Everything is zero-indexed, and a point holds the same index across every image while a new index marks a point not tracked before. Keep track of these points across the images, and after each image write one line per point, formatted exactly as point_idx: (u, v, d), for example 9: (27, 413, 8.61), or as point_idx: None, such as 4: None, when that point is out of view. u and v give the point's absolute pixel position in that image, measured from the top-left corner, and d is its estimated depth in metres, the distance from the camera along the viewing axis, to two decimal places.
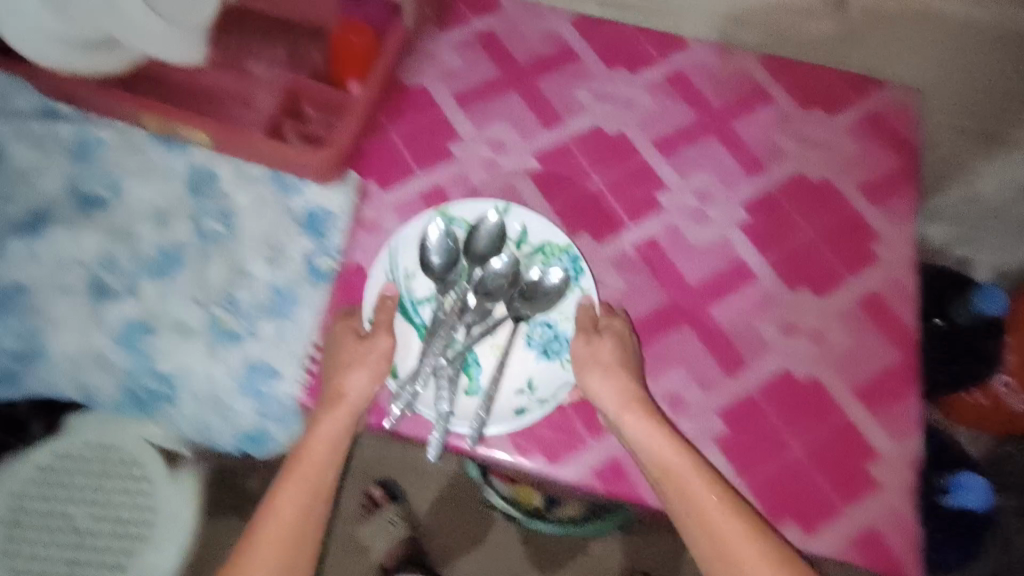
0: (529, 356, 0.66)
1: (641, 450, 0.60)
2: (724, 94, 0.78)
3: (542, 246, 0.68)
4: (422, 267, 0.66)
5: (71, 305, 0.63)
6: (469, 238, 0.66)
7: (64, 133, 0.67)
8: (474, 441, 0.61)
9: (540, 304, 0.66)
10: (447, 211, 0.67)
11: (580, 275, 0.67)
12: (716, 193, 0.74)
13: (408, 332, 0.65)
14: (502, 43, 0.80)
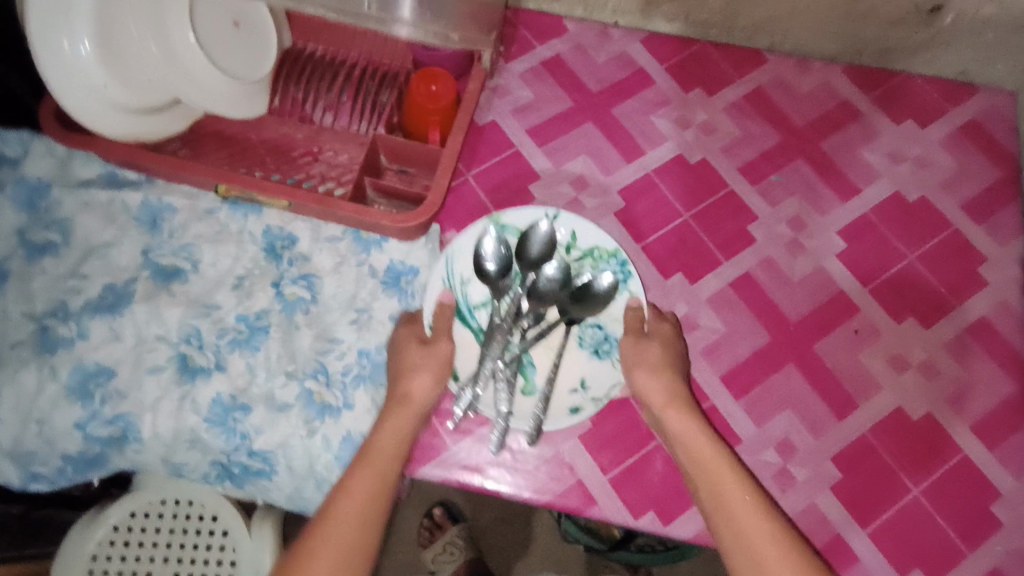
0: (581, 357, 0.63)
1: (680, 452, 0.56)
2: (808, 114, 0.75)
3: (592, 250, 0.64)
4: (478, 273, 0.63)
5: (158, 386, 0.60)
6: (525, 243, 0.63)
7: (133, 202, 0.65)
8: (533, 439, 0.59)
9: (593, 307, 0.62)
10: (500, 218, 0.64)
11: (629, 277, 0.64)
12: (809, 221, 0.70)
13: (467, 338, 0.62)
14: (571, 70, 0.77)
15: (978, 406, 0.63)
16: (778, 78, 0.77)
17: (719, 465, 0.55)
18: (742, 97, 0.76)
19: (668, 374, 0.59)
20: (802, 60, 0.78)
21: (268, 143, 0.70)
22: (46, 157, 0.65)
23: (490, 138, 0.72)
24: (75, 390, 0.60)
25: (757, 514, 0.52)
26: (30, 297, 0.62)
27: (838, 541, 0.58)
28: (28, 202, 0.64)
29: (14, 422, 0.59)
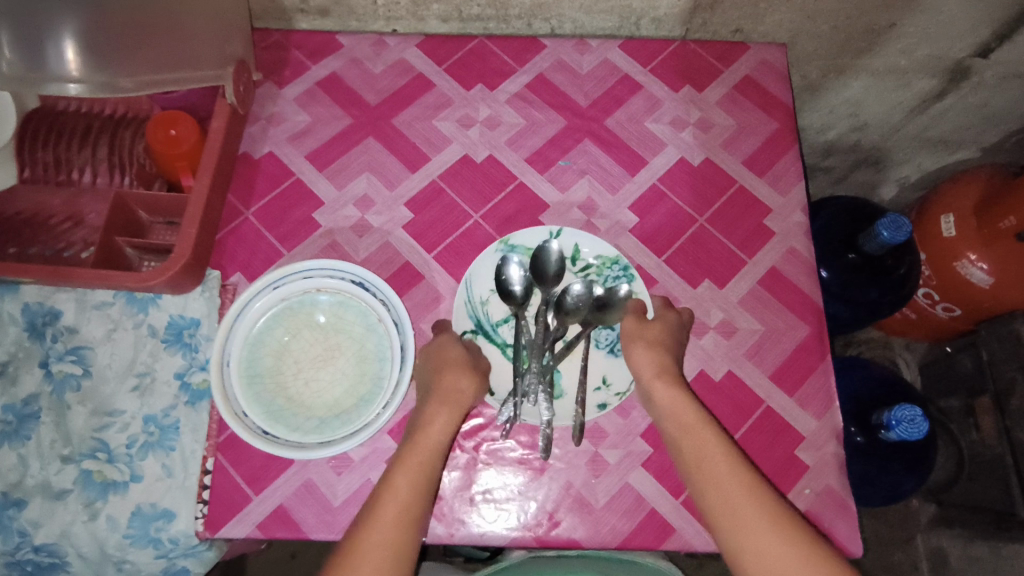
0: (599, 357, 0.62)
1: (667, 422, 0.55)
2: (590, 93, 0.75)
3: (596, 259, 0.63)
4: (500, 295, 0.62)
5: None
6: (539, 263, 0.62)
7: None
8: (578, 437, 0.59)
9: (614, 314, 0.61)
10: (508, 239, 0.63)
11: (632, 279, 0.62)
12: (601, 201, 0.70)
13: (496, 357, 0.61)
14: (348, 87, 0.75)
15: (775, 356, 0.63)
16: (559, 62, 0.76)
17: (701, 437, 0.53)
18: (524, 86, 0.75)
19: (664, 354, 0.58)
20: (580, 39, 0.78)
21: (20, 216, 0.65)
22: None
23: (268, 172, 0.70)
24: None
25: (738, 484, 0.50)
26: None
27: (651, 516, 0.58)
28: None
29: None
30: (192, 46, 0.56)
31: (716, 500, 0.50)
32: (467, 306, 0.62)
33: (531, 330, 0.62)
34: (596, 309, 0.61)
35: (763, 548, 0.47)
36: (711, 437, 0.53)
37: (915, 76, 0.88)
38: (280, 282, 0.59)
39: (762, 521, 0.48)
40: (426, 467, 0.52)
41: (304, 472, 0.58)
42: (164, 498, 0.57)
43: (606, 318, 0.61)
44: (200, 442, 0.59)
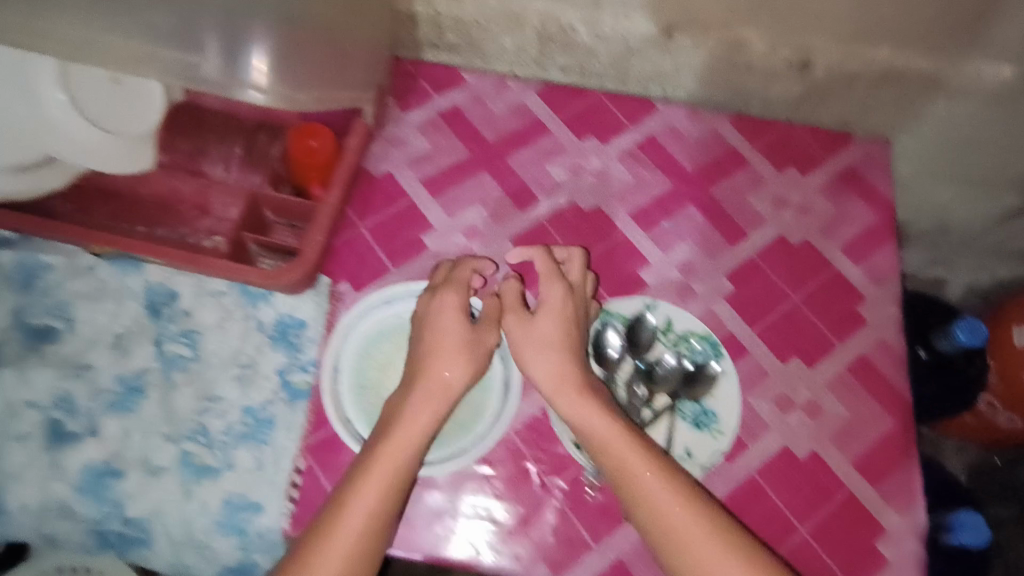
0: (681, 428, 0.62)
1: (586, 436, 0.57)
2: (697, 161, 0.78)
3: (687, 334, 0.65)
4: (596, 358, 0.64)
5: (25, 455, 0.58)
6: (636, 334, 0.64)
7: (5, 261, 0.63)
8: None
9: (701, 390, 0.63)
10: (607, 306, 0.65)
11: (720, 357, 0.64)
12: (699, 266, 0.72)
13: None
14: (468, 120, 0.78)
15: (860, 443, 0.64)
16: (669, 127, 0.79)
17: (614, 441, 0.55)
18: (635, 145, 0.78)
19: (558, 359, 0.59)
20: (692, 109, 0.81)
21: (150, 199, 0.69)
22: None
23: (382, 188, 0.73)
24: None
25: (674, 501, 0.53)
26: None
27: None
28: None
29: None
30: (347, 67, 0.61)
31: (648, 518, 0.53)
32: None
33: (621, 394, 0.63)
34: (686, 382, 0.63)
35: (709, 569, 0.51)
36: (636, 450, 0.55)
37: (1006, 190, 0.90)
38: (394, 298, 0.65)
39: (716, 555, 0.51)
40: (387, 469, 0.54)
41: None
42: (254, 491, 0.58)
43: (695, 393, 0.63)
44: (294, 441, 0.60)
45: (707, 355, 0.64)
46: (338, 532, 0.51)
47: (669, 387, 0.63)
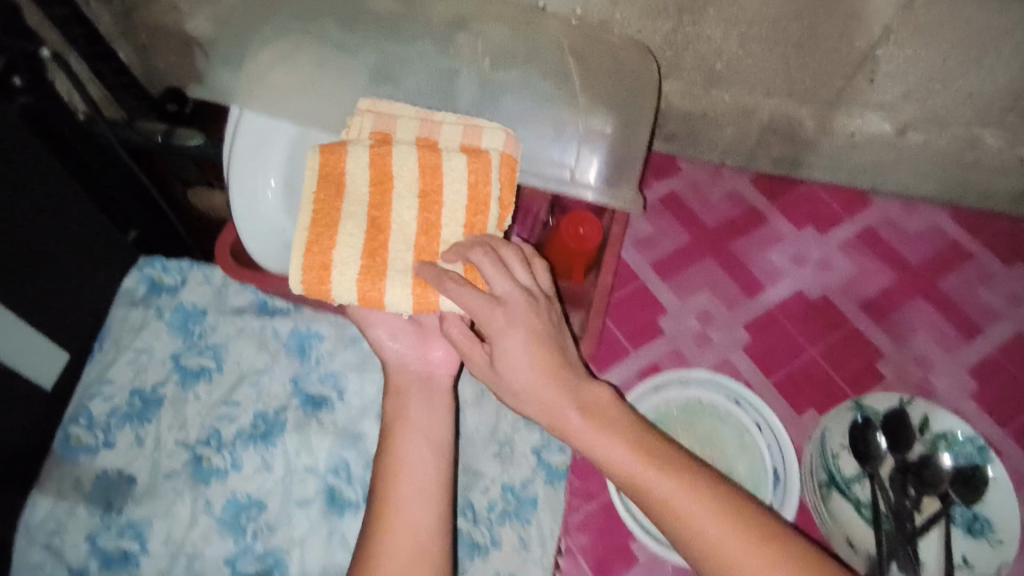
0: (954, 533, 0.59)
1: (703, 564, 0.44)
2: (920, 252, 0.78)
3: (947, 432, 0.62)
4: (856, 452, 0.63)
5: (307, 520, 0.59)
6: (897, 431, 0.63)
7: (282, 329, 0.68)
8: None
9: (976, 493, 0.59)
10: (858, 399, 0.64)
11: (988, 460, 0.60)
12: (937, 360, 0.71)
13: (850, 515, 0.60)
14: (687, 206, 0.81)
15: None
16: (886, 218, 0.80)
17: None
18: (855, 236, 0.79)
19: (624, 451, 0.47)
20: (906, 200, 0.82)
21: None
22: (203, 285, 0.69)
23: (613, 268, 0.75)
24: (228, 523, 0.59)
25: None
26: (183, 424, 0.62)
27: None
28: (182, 327, 0.67)
29: (164, 557, 0.57)
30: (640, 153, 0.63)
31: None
32: (820, 456, 0.62)
33: (891, 494, 0.61)
34: (959, 484, 0.60)
35: None
36: (760, 546, 0.43)
37: None
38: (660, 384, 0.62)
39: None
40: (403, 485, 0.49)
41: None
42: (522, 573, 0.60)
43: (969, 497, 0.60)
44: (554, 521, 0.62)
45: (974, 458, 0.60)
46: (399, 488, 0.49)
47: (936, 490, 0.61)
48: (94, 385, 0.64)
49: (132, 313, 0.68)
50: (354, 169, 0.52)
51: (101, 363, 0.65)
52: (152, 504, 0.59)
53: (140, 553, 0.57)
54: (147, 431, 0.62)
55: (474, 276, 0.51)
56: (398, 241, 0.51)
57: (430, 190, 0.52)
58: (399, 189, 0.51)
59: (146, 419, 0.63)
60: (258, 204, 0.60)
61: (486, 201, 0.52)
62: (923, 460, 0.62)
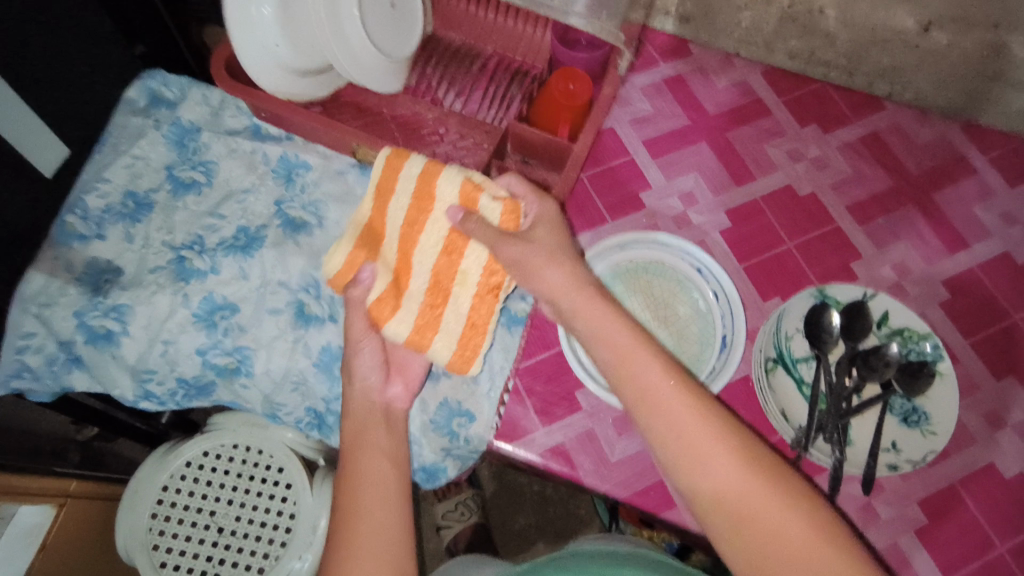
0: (888, 420, 0.61)
1: (649, 423, 0.50)
2: (922, 163, 0.75)
3: (904, 329, 0.63)
4: (809, 334, 0.63)
5: (276, 326, 0.63)
6: (854, 319, 0.63)
7: (272, 155, 0.70)
8: (867, 486, 0.59)
9: (918, 384, 0.60)
10: (824, 288, 0.65)
11: (937, 359, 0.61)
12: (914, 267, 0.71)
13: (789, 389, 0.63)
14: (691, 90, 0.79)
15: None
16: (896, 125, 0.77)
17: (720, 449, 0.48)
18: (858, 138, 0.77)
19: (608, 317, 0.54)
20: (921, 110, 0.78)
21: (399, 119, 0.75)
22: (200, 106, 0.72)
23: (604, 141, 0.75)
24: (202, 318, 0.63)
25: (727, 445, 0.48)
26: (171, 228, 0.66)
27: None
28: (179, 141, 0.70)
29: (142, 340, 0.62)
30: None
31: (762, 535, 0.45)
32: (774, 335, 0.63)
33: (834, 376, 0.63)
34: (904, 375, 0.61)
35: (721, 483, 0.47)
36: (706, 418, 0.49)
37: None
38: (626, 244, 0.66)
39: (713, 442, 0.48)
40: (373, 465, 0.55)
41: (587, 422, 0.62)
42: (472, 403, 0.66)
43: (912, 387, 0.60)
44: (507, 361, 0.66)
45: (923, 355, 0.61)
46: (364, 485, 0.53)
47: (880, 379, 0.62)
48: (92, 182, 0.68)
49: (132, 121, 0.70)
50: (405, 179, 0.60)
51: (100, 162, 0.69)
52: (135, 292, 0.63)
53: (122, 334, 0.62)
54: (137, 230, 0.66)
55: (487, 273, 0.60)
56: (413, 288, 0.62)
57: (439, 275, 0.61)
58: (424, 246, 0.61)
59: (138, 219, 0.66)
60: (253, 30, 0.61)
61: (480, 327, 0.62)
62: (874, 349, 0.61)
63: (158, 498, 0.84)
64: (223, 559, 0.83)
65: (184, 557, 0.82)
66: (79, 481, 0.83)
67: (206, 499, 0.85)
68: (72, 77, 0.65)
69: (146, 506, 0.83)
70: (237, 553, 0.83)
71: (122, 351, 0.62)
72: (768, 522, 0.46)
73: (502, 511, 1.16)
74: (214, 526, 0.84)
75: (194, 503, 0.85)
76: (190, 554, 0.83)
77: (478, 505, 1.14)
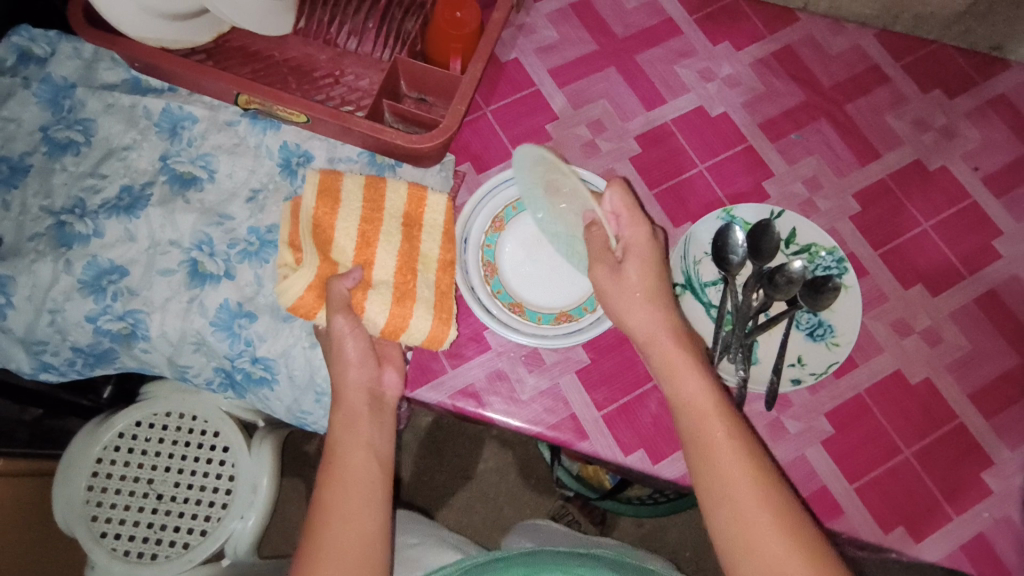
0: (794, 336, 0.61)
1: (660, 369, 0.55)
2: (836, 75, 0.74)
3: (811, 246, 0.63)
4: (717, 256, 0.63)
5: (168, 287, 0.61)
6: (761, 239, 0.62)
7: (153, 108, 0.66)
8: (770, 400, 0.59)
9: (825, 297, 0.59)
10: (731, 209, 0.64)
11: (844, 273, 0.62)
12: (826, 181, 0.69)
13: (698, 313, 0.62)
14: (597, 13, 0.75)
15: (978, 375, 0.63)
16: (809, 37, 0.75)
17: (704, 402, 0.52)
18: (770, 53, 0.75)
19: (652, 307, 0.56)
20: (834, 20, 0.76)
21: (291, 62, 0.71)
22: (72, 60, 0.67)
23: (507, 71, 0.72)
24: (89, 284, 0.60)
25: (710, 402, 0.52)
26: (49, 192, 0.63)
27: (823, 493, 0.59)
28: (52, 100, 0.66)
29: (28, 311, 0.60)
30: None
31: (716, 483, 0.50)
32: (681, 260, 0.63)
33: (741, 296, 0.62)
34: (808, 290, 0.60)
35: (705, 434, 0.51)
36: (698, 374, 0.53)
37: None
38: None
39: (698, 389, 0.53)
40: (360, 461, 0.55)
41: (495, 360, 0.62)
42: None
43: (817, 301, 0.60)
44: None
45: (827, 269, 0.62)
46: (342, 479, 0.54)
47: (788, 296, 0.61)
48: None
49: (0, 81, 0.66)
50: (349, 188, 0.61)
51: None
52: (15, 263, 0.60)
53: (5, 306, 0.59)
54: (13, 197, 0.63)
55: (403, 263, 0.60)
56: (319, 273, 0.58)
57: (403, 260, 0.60)
58: (385, 230, 0.61)
59: (13, 185, 0.63)
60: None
61: (451, 292, 0.60)
62: (781, 266, 0.61)
63: (91, 470, 0.83)
64: (165, 524, 0.83)
65: (124, 526, 0.82)
66: (4, 459, 0.80)
67: (143, 469, 0.84)
68: None
69: (79, 480, 0.82)
70: (179, 518, 0.83)
71: (9, 324, 0.60)
72: (724, 474, 0.50)
73: (463, 460, 1.17)
74: (153, 493, 0.84)
75: (132, 475, 0.84)
76: (131, 522, 0.82)
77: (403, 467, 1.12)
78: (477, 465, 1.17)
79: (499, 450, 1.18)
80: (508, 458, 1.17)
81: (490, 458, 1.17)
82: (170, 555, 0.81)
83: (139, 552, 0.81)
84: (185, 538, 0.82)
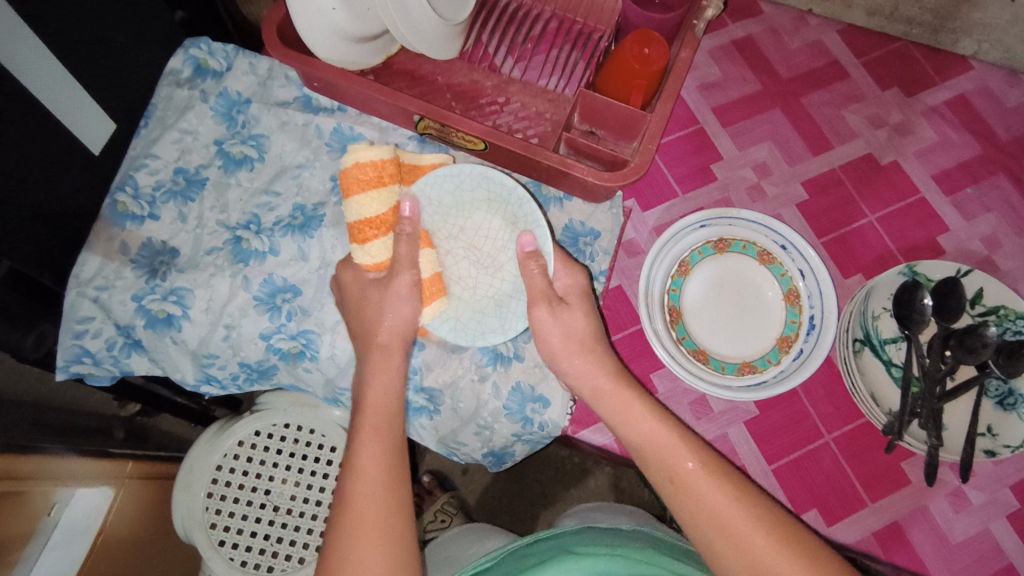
0: (983, 404, 0.58)
1: (604, 400, 0.54)
2: (1014, 128, 0.71)
3: (1001, 308, 0.60)
4: (899, 313, 0.61)
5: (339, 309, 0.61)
6: (947, 298, 0.59)
7: (326, 129, 0.67)
8: (964, 473, 0.58)
9: (1021, 365, 0.55)
10: (916, 265, 0.61)
11: None
12: (1005, 240, 0.67)
13: (878, 372, 0.61)
14: (762, 52, 0.73)
15: None
16: (985, 87, 0.72)
17: (654, 426, 0.52)
18: (943, 102, 0.72)
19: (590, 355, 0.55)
20: (1011, 70, 0.73)
21: (455, 88, 0.70)
22: (247, 75, 0.68)
23: (673, 107, 0.71)
24: (264, 301, 0.61)
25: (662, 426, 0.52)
26: (225, 207, 0.63)
27: (1007, 571, 0.57)
28: (226, 114, 0.66)
29: (203, 325, 0.60)
30: None
31: (703, 505, 0.49)
32: (861, 315, 0.61)
33: (927, 359, 0.60)
34: (1001, 356, 0.56)
35: (671, 460, 0.51)
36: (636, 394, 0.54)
37: None
38: (709, 220, 0.62)
39: (642, 412, 0.53)
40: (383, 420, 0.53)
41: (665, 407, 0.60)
42: (544, 388, 0.61)
43: (1012, 369, 0.55)
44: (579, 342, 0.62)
45: None
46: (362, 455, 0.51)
47: (978, 361, 0.58)
48: (140, 158, 0.64)
49: (178, 93, 0.66)
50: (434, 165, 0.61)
51: (147, 138, 0.65)
52: (193, 276, 0.61)
53: (182, 318, 0.60)
54: (189, 210, 0.63)
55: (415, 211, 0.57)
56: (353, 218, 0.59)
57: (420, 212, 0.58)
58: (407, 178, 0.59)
59: (190, 198, 0.63)
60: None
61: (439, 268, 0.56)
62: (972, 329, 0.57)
63: (212, 477, 0.83)
64: (280, 536, 0.83)
65: (242, 536, 0.82)
66: (134, 462, 0.82)
67: (261, 479, 0.84)
68: (117, 50, 0.62)
69: (200, 486, 0.83)
70: (293, 531, 0.83)
71: (183, 336, 0.60)
72: (698, 492, 0.49)
73: (553, 485, 1.15)
74: (270, 504, 0.83)
75: (246, 482, 0.84)
76: (248, 532, 0.82)
77: (457, 509, 1.08)
78: (566, 490, 1.15)
79: (590, 476, 1.16)
80: (598, 484, 1.16)
81: (580, 483, 1.15)
82: (286, 568, 0.81)
83: (255, 563, 0.81)
84: (300, 553, 0.82)
